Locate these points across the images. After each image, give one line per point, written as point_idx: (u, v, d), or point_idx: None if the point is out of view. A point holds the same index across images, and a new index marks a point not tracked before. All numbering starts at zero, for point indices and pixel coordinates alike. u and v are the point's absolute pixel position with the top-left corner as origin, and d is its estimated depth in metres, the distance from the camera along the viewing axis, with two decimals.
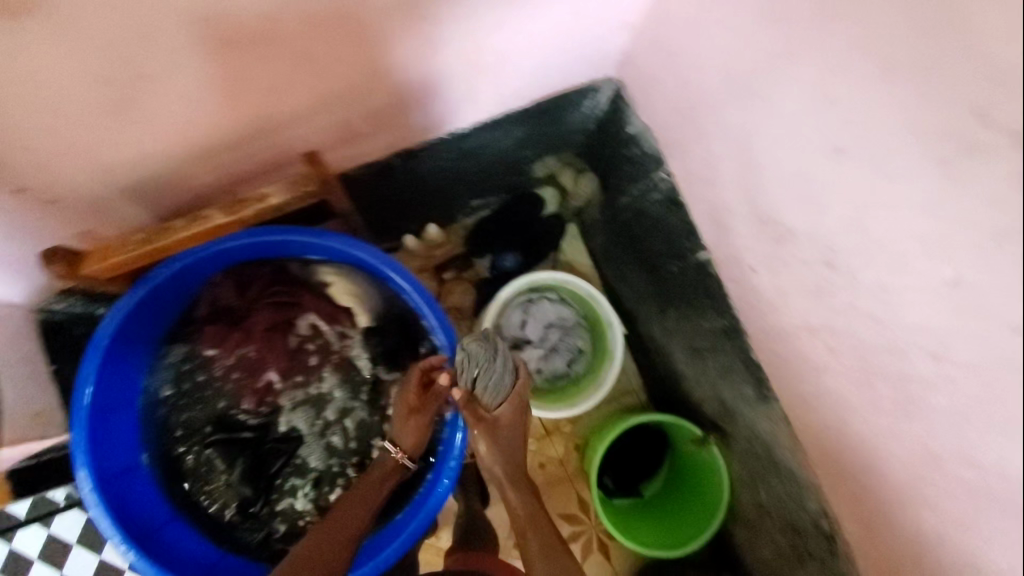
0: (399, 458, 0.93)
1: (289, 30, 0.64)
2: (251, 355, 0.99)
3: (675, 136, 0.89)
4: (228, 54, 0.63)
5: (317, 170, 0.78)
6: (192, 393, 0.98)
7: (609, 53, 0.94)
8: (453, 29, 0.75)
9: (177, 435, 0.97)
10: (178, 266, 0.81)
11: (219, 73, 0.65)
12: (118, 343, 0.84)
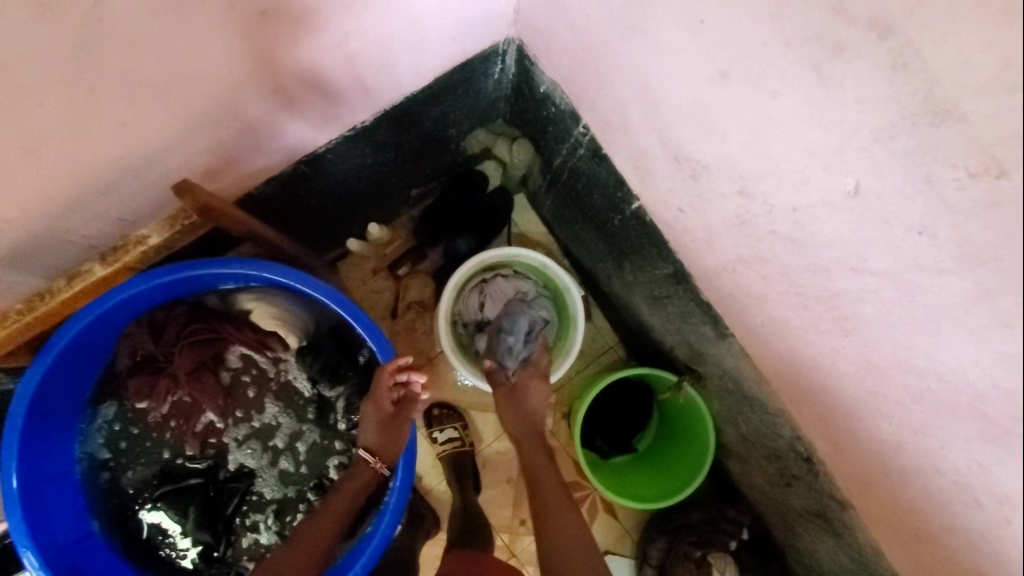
0: (378, 466, 0.91)
1: (123, 57, 0.58)
2: (185, 400, 0.96)
3: (581, 87, 0.85)
4: (62, 95, 0.58)
5: (192, 203, 0.77)
6: (134, 450, 0.97)
7: (501, 12, 0.88)
8: (319, 25, 0.70)
9: (130, 494, 0.97)
10: (76, 329, 0.79)
11: (62, 118, 0.60)
12: (36, 419, 0.82)
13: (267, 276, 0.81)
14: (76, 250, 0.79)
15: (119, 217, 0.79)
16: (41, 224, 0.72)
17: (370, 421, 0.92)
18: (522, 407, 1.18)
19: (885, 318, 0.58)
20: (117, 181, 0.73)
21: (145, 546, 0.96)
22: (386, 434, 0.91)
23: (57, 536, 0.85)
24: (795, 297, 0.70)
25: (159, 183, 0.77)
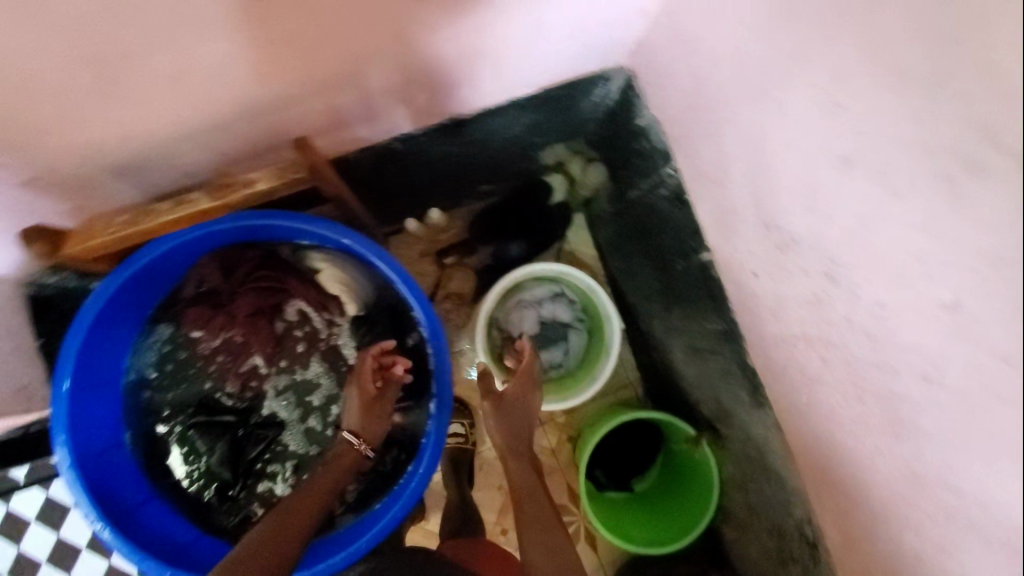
0: (361, 448, 0.89)
1: (279, 14, 0.60)
2: (237, 338, 1.00)
3: (683, 133, 0.86)
4: (214, 35, 0.60)
5: (307, 158, 0.78)
6: (179, 374, 0.99)
7: (623, 41, 0.89)
8: (460, 25, 0.72)
9: (163, 415, 0.99)
10: (163, 247, 0.81)
11: (206, 54, 0.62)
12: (101, 325, 0.84)
13: (345, 242, 0.83)
14: (173, 177, 0.80)
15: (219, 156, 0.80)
16: (150, 145, 0.73)
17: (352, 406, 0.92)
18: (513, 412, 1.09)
19: (943, 434, 0.58)
20: (230, 121, 0.74)
21: (166, 467, 0.97)
22: (369, 417, 0.91)
23: (89, 438, 0.85)
24: (851, 388, 0.70)
25: (266, 130, 0.79)
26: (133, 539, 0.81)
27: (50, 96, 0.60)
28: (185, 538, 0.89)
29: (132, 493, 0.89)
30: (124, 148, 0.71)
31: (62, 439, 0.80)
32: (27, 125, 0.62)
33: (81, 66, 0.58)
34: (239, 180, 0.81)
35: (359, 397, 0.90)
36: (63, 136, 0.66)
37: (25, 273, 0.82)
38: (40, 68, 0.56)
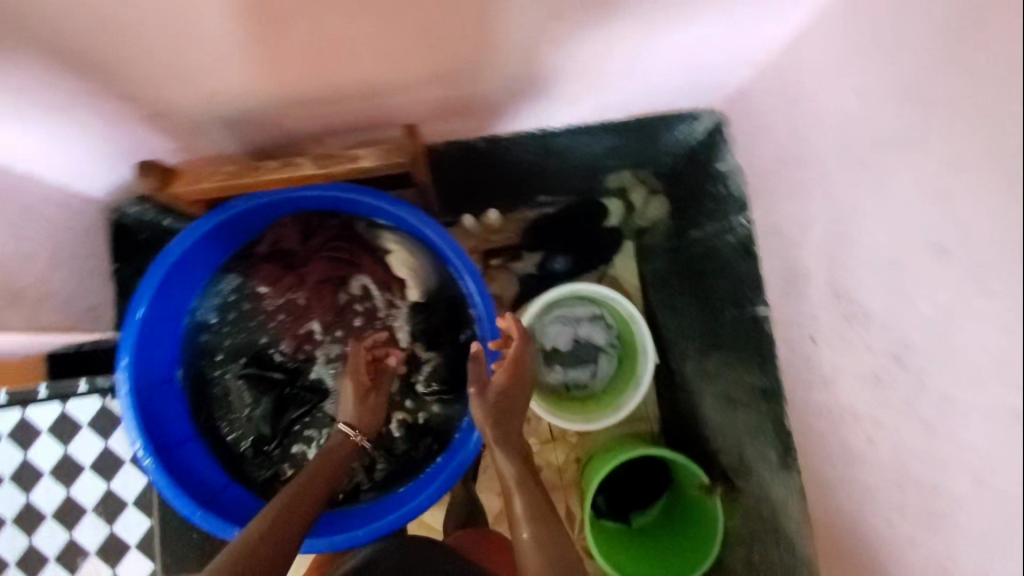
0: (358, 439, 0.88)
1: (423, 7, 0.61)
2: (299, 301, 0.98)
3: (769, 187, 0.87)
4: (360, 19, 0.61)
5: (411, 145, 0.75)
6: (240, 324, 0.98)
7: (726, 84, 0.90)
8: (579, 43, 0.74)
9: (217, 359, 0.98)
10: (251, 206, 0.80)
11: (346, 35, 0.63)
12: (178, 266, 0.85)
13: (426, 232, 0.84)
14: (273, 140, 0.81)
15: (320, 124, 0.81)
16: (262, 107, 0.73)
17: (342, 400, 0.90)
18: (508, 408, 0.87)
19: (985, 542, 0.58)
20: (343, 96, 0.75)
21: (212, 407, 0.97)
22: (364, 409, 0.89)
23: (152, 368, 0.87)
24: (893, 474, 0.70)
25: (372, 109, 0.80)
26: (171, 475, 0.83)
27: (191, 50, 0.60)
28: (218, 482, 0.90)
29: (174, 429, 0.89)
30: (238, 107, 0.72)
31: (124, 364, 0.82)
32: (160, 76, 0.63)
33: (232, 26, 0.58)
34: (346, 153, 0.76)
35: (354, 388, 0.89)
36: (187, 86, 0.66)
37: (114, 201, 0.86)
38: (192, 28, 0.57)
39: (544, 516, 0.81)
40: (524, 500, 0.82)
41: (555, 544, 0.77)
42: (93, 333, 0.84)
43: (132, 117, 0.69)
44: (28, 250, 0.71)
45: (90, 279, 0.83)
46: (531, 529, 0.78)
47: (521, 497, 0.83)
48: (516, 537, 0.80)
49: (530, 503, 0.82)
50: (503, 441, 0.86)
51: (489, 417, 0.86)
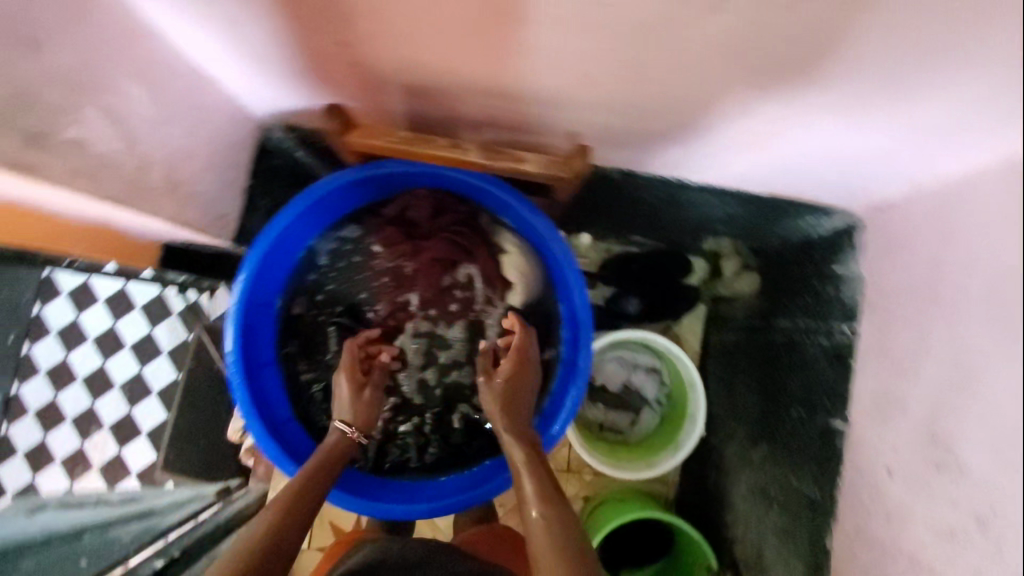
0: (355, 437, 0.76)
1: (640, 47, 0.60)
2: (406, 270, 0.87)
3: (888, 307, 0.83)
4: (576, 45, 0.60)
5: (580, 168, 0.71)
6: (346, 273, 0.87)
7: (872, 191, 0.85)
8: (757, 105, 0.72)
9: (316, 300, 0.86)
10: (410, 168, 0.75)
11: (555, 55, 0.62)
12: (323, 198, 0.78)
13: (553, 247, 0.78)
14: (434, 114, 0.79)
15: (484, 120, 0.79)
16: (444, 82, 0.71)
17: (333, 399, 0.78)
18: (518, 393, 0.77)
19: None
20: (523, 96, 0.72)
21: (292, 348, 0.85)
22: (361, 407, 0.78)
23: (261, 287, 0.79)
24: None
25: (538, 116, 0.76)
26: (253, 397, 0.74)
27: (414, 16, 0.57)
28: (282, 415, 0.79)
29: (261, 349, 0.79)
30: (424, 77, 0.70)
31: (246, 274, 0.74)
32: (364, 44, 0.63)
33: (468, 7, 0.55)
34: (512, 153, 0.72)
35: (349, 385, 0.79)
36: (389, 47, 0.64)
37: (268, 121, 0.88)
38: (422, 15, 0.57)
39: (555, 495, 0.65)
40: (533, 483, 0.67)
41: (564, 524, 0.61)
42: (223, 240, 0.87)
43: (321, 68, 0.70)
44: (187, 149, 0.72)
45: (229, 193, 0.86)
46: (538, 509, 0.63)
47: (530, 478, 0.68)
48: (525, 521, 0.64)
49: (540, 484, 0.66)
50: (518, 434, 0.73)
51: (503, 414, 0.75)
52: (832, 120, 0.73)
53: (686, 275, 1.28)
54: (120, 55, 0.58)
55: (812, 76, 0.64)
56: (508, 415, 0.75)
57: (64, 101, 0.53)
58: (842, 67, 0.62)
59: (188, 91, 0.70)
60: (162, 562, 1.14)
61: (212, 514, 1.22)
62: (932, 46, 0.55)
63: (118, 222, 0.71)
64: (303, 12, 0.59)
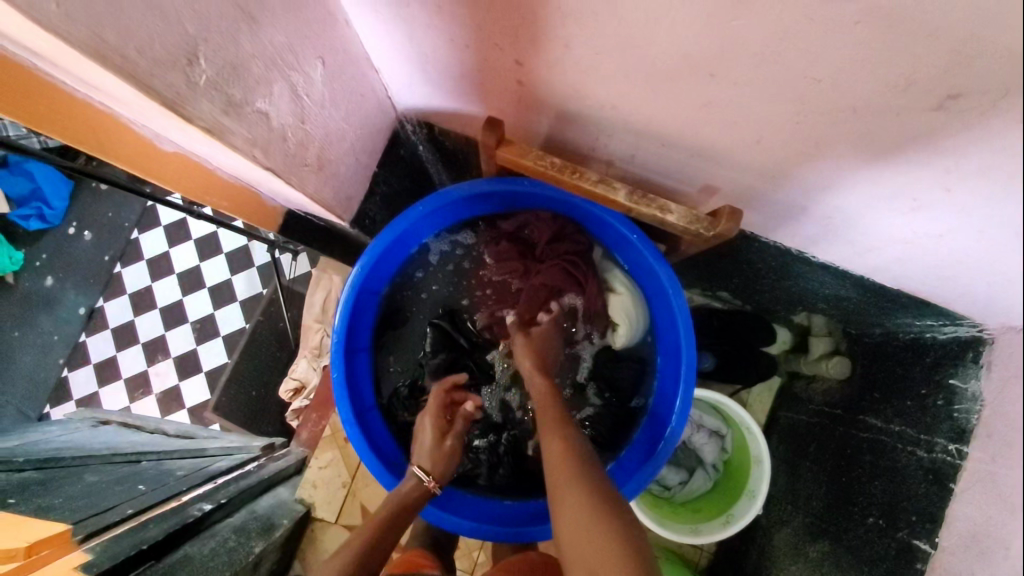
0: (432, 486, 0.78)
1: (822, 127, 0.57)
2: (512, 286, 0.91)
3: (1010, 440, 0.75)
4: (756, 112, 0.58)
5: (728, 232, 0.68)
6: (454, 276, 0.94)
7: (1006, 314, 0.76)
8: (868, 199, 0.65)
9: (421, 297, 0.94)
10: (539, 188, 0.78)
11: (729, 116, 0.60)
12: (451, 204, 0.83)
13: (673, 299, 0.78)
14: (575, 143, 0.79)
15: (625, 160, 0.78)
16: (600, 116, 0.70)
17: (417, 444, 0.82)
18: (547, 342, 0.86)
19: None
20: (676, 146, 0.70)
21: (389, 339, 0.93)
22: (441, 454, 0.81)
23: (373, 277, 0.85)
24: None
25: (682, 167, 0.74)
26: (346, 379, 0.81)
27: (601, 52, 0.57)
28: (368, 402, 0.86)
29: (361, 333, 0.87)
30: (583, 107, 0.69)
31: (362, 264, 0.81)
32: (536, 65, 0.64)
33: (662, 56, 0.54)
34: (659, 203, 0.71)
35: (433, 428, 0.84)
36: (561, 74, 0.64)
37: (407, 115, 0.90)
38: (610, 52, 0.57)
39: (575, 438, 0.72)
40: (555, 426, 0.73)
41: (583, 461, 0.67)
42: (342, 220, 0.90)
43: (483, 79, 0.71)
44: (339, 130, 0.75)
45: (358, 177, 0.88)
46: (559, 450, 0.69)
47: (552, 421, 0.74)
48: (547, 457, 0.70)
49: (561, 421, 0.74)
50: (549, 392, 0.79)
51: (534, 364, 0.82)
52: (972, 245, 0.64)
53: (770, 343, 1.24)
54: (310, 36, 0.61)
55: (938, 177, 0.57)
56: (541, 373, 0.82)
57: (260, 74, 0.55)
58: (1002, 210, 0.55)
59: (352, 74, 0.73)
60: (213, 506, 0.96)
61: (257, 468, 1.17)
62: None
63: (266, 187, 0.75)
64: (490, 28, 0.60)
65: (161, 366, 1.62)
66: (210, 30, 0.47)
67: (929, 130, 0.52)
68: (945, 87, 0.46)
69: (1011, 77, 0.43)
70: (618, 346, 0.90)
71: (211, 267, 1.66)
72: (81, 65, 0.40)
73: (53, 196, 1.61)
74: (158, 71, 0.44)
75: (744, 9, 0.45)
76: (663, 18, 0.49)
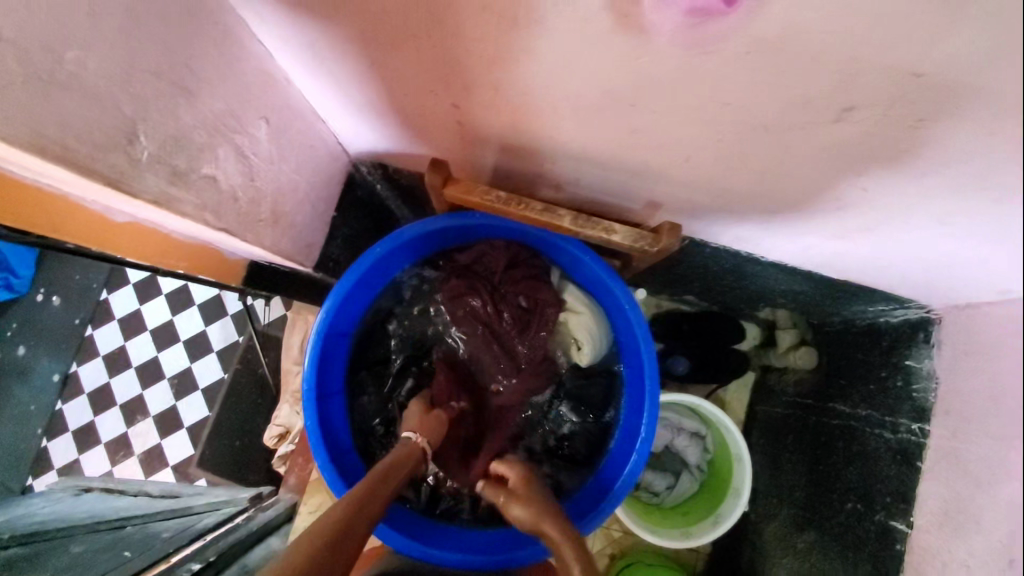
0: (419, 441, 0.78)
1: (739, 142, 0.60)
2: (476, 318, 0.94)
3: (965, 417, 0.79)
4: (678, 134, 0.61)
5: (668, 246, 0.72)
6: (422, 309, 0.96)
7: (951, 295, 0.80)
8: (795, 201, 0.70)
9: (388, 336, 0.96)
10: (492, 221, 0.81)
11: (655, 139, 0.64)
12: (408, 243, 0.86)
13: (629, 312, 0.82)
14: (522, 173, 0.82)
15: (571, 184, 0.81)
16: (540, 147, 0.73)
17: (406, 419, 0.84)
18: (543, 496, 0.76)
19: None
20: (614, 168, 0.73)
21: (362, 379, 0.95)
22: (427, 422, 0.82)
23: (339, 320, 0.87)
24: None
25: (624, 187, 0.78)
26: (320, 425, 0.82)
27: (528, 92, 0.61)
28: (345, 443, 0.86)
29: (332, 378, 0.88)
30: (523, 140, 0.72)
31: (327, 310, 0.82)
32: (472, 106, 0.67)
33: (585, 92, 0.58)
34: (602, 224, 0.75)
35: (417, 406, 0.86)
36: (495, 113, 0.67)
37: (358, 157, 0.92)
38: (536, 92, 0.60)
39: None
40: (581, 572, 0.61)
41: None
42: (304, 266, 0.92)
43: (424, 122, 0.74)
44: (291, 182, 0.77)
45: (317, 221, 0.89)
46: None
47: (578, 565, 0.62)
48: None
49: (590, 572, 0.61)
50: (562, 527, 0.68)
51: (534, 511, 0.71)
52: (899, 234, 0.68)
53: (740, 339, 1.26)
54: (250, 99, 0.63)
55: (855, 178, 0.61)
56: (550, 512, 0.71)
57: (204, 142, 0.57)
58: (916, 202, 0.60)
59: (298, 127, 0.75)
60: (202, 564, 0.92)
61: (246, 520, 1.15)
62: (998, 182, 0.51)
63: (224, 244, 0.76)
64: (422, 77, 0.63)
65: (141, 426, 1.60)
66: (148, 109, 0.49)
67: (834, 139, 0.56)
68: (838, 102, 0.50)
69: (893, 90, 0.47)
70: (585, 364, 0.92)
71: (184, 320, 1.65)
72: (24, 160, 0.42)
73: (18, 264, 1.59)
74: (100, 154, 0.46)
75: (646, 48, 0.49)
76: (577, 60, 0.53)
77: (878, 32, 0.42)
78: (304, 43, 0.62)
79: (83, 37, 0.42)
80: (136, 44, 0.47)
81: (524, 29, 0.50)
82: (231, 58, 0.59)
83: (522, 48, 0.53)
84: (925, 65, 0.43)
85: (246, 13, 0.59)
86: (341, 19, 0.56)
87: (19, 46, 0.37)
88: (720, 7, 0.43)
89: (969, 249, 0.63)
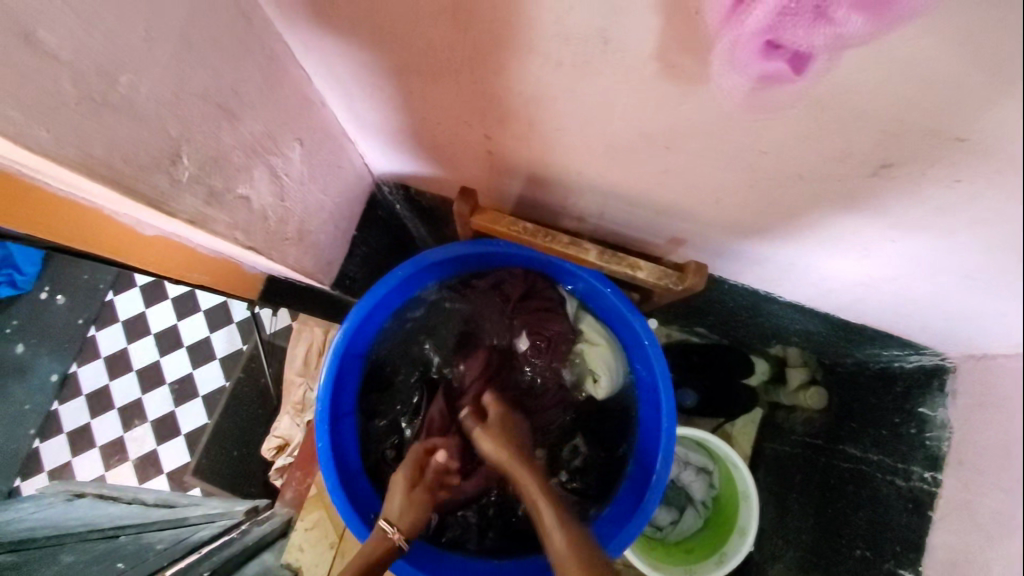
0: (396, 538, 0.76)
1: (771, 189, 0.61)
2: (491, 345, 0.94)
3: (980, 470, 0.78)
4: (711, 176, 0.62)
5: (692, 284, 0.73)
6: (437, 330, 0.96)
7: (969, 345, 0.80)
8: (820, 248, 0.70)
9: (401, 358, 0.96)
10: (516, 249, 0.81)
11: (687, 180, 0.64)
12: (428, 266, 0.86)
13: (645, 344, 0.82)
14: (546, 203, 0.82)
15: (597, 217, 0.82)
16: (569, 181, 0.74)
17: (387, 497, 0.81)
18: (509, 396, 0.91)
19: None
20: (643, 205, 0.74)
21: (373, 401, 0.94)
22: (409, 507, 0.80)
23: (356, 341, 0.86)
24: None
25: (650, 223, 0.78)
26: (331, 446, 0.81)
27: (565, 129, 0.61)
28: (355, 466, 0.85)
29: (345, 400, 0.87)
30: (551, 173, 0.73)
31: (346, 328, 0.82)
32: (504, 139, 0.67)
33: (622, 133, 0.58)
34: (626, 260, 0.75)
35: (403, 483, 0.82)
36: (528, 147, 0.68)
37: (382, 177, 0.92)
38: (569, 129, 0.61)
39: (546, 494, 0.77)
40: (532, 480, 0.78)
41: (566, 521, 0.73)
42: (323, 283, 0.91)
43: (455, 150, 0.74)
44: (318, 202, 0.77)
45: (339, 240, 0.89)
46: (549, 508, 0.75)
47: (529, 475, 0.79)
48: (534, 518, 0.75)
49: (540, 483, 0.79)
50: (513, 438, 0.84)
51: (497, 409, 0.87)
52: (921, 284, 0.68)
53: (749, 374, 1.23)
54: (288, 122, 0.64)
55: (886, 229, 0.61)
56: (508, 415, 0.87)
57: (241, 163, 0.57)
58: (944, 255, 0.60)
59: (330, 148, 0.75)
60: None
61: (241, 535, 1.12)
62: None
63: (246, 260, 0.76)
64: (459, 109, 0.64)
65: (139, 430, 1.58)
66: (192, 131, 0.50)
67: (868, 193, 0.56)
68: (876, 159, 0.51)
69: (933, 152, 0.48)
70: (600, 397, 0.91)
71: (190, 326, 1.64)
72: (69, 177, 0.42)
73: (23, 261, 1.56)
74: (143, 174, 0.46)
75: (691, 98, 0.50)
76: (615, 103, 0.54)
77: (924, 99, 0.43)
78: (346, 70, 0.63)
79: (139, 62, 0.42)
80: (188, 68, 0.47)
81: (569, 72, 0.51)
82: (274, 83, 0.60)
83: (563, 86, 0.53)
84: (970, 130, 0.44)
85: (291, 39, 0.60)
86: (382, 50, 0.57)
87: (75, 68, 0.37)
88: (788, 75, 0.40)
89: (992, 304, 0.63)
